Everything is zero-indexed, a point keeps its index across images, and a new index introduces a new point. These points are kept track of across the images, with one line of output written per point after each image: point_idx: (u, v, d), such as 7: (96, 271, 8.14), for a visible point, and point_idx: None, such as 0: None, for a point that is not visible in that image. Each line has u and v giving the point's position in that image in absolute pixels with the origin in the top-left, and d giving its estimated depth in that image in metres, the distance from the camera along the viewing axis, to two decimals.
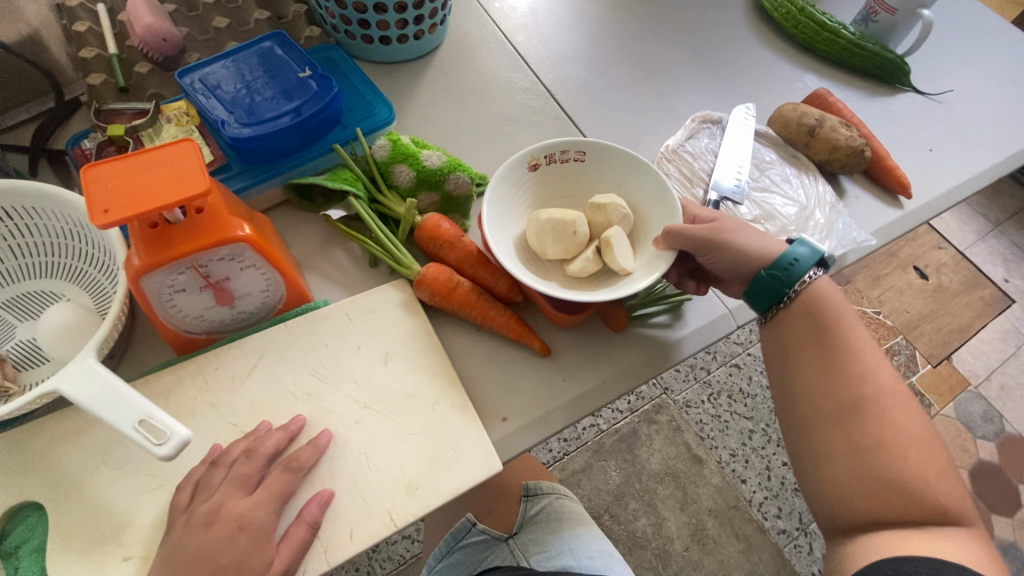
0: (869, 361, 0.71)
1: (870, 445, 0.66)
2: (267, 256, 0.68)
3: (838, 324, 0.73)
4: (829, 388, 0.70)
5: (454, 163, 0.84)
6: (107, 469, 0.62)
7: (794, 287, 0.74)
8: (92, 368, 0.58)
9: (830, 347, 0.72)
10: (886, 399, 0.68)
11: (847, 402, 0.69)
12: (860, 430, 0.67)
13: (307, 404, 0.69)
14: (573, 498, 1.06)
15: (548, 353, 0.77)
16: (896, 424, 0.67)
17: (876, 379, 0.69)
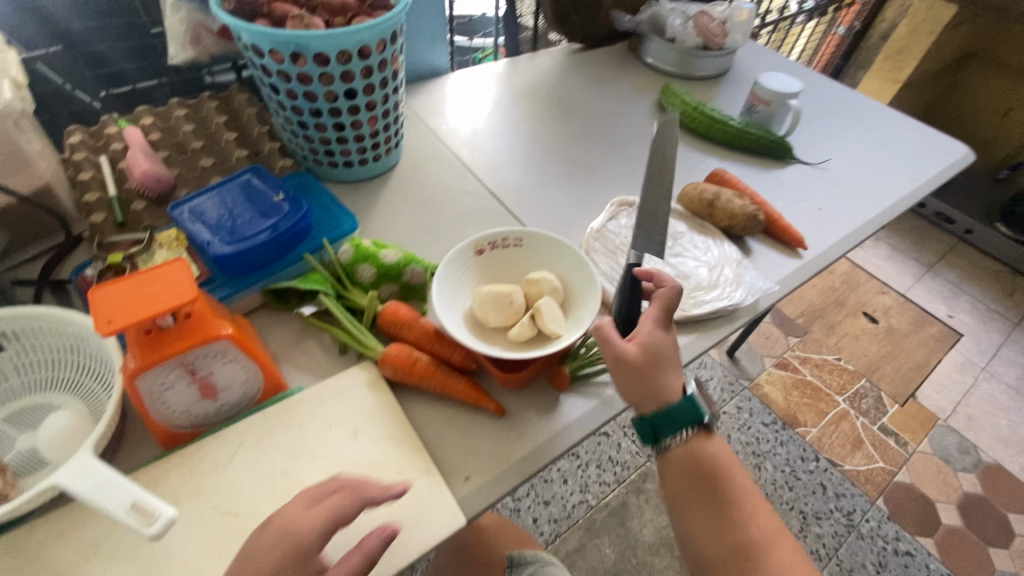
0: (746, 504, 0.77)
1: (746, 545, 0.74)
2: (247, 351, 0.79)
3: (717, 472, 0.78)
4: (718, 539, 0.75)
5: (409, 258, 0.99)
6: (97, 561, 0.67)
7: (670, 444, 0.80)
8: (87, 463, 0.65)
9: (713, 501, 0.77)
10: (747, 502, 0.77)
11: (733, 552, 0.74)
12: (741, 539, 0.74)
13: (284, 481, 0.76)
14: (558, 559, 1.03)
15: (502, 415, 0.86)
16: (760, 526, 0.76)
17: (757, 524, 0.76)
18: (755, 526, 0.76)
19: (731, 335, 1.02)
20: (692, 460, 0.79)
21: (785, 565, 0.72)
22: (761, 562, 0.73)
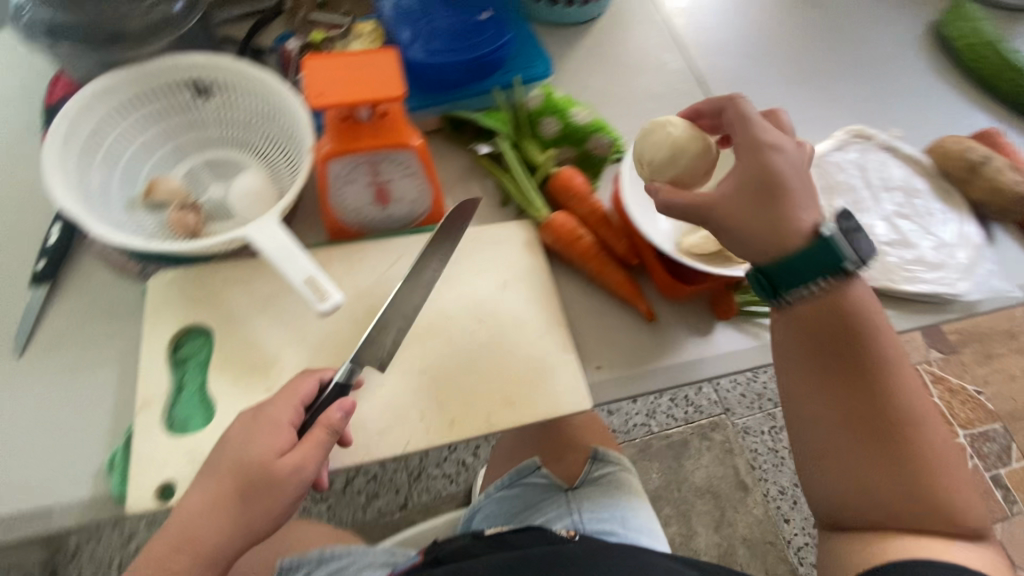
0: (875, 323, 0.64)
1: (909, 403, 0.62)
2: (427, 168, 0.76)
3: (861, 315, 0.63)
4: (858, 354, 0.62)
5: (599, 124, 0.87)
6: (266, 316, 0.73)
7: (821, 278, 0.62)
8: (273, 227, 0.68)
9: (853, 337, 0.62)
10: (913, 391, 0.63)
11: (855, 362, 0.62)
12: (931, 446, 0.61)
13: (431, 306, 0.77)
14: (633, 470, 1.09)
15: (652, 320, 0.79)
16: (913, 397, 0.62)
17: (894, 364, 0.63)
18: (908, 395, 0.62)
19: (933, 327, 0.86)
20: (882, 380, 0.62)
21: (936, 457, 0.61)
22: (906, 466, 0.60)
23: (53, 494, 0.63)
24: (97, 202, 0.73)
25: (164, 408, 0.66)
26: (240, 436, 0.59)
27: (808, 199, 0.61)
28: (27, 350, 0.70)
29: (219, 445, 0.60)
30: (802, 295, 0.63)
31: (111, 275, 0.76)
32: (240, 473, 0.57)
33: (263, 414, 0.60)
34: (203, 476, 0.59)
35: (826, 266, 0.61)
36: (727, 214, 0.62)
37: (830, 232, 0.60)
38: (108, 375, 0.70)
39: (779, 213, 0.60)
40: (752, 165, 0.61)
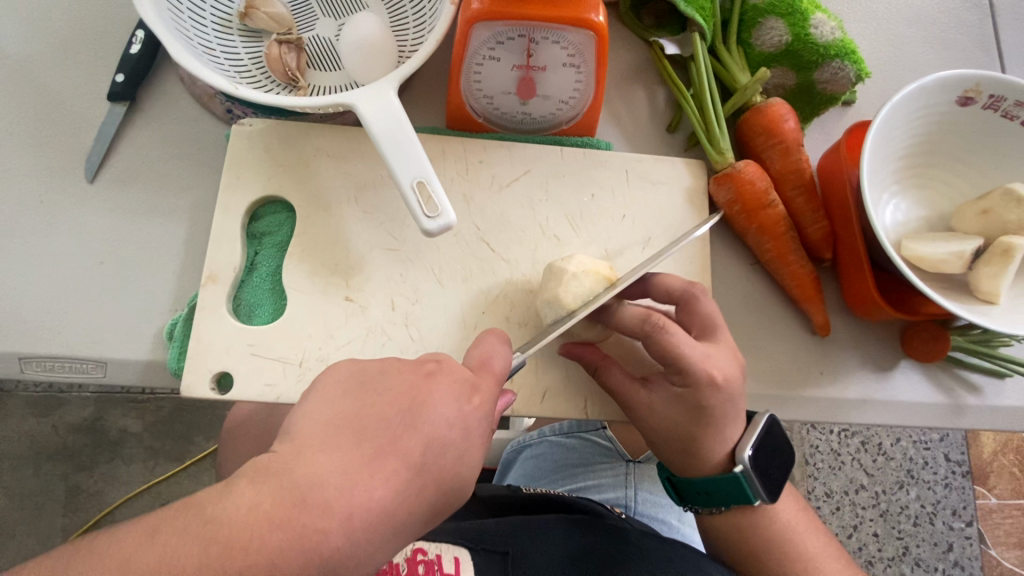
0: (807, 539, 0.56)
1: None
2: (597, 61, 0.56)
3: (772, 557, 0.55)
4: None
5: (847, 47, 0.61)
6: (358, 207, 0.60)
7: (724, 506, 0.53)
8: (388, 96, 0.52)
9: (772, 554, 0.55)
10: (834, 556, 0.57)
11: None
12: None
13: (551, 246, 0.61)
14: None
15: (822, 335, 0.61)
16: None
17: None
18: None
19: None
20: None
21: None
22: None
23: (114, 345, 0.58)
24: (185, 11, 0.57)
25: (231, 287, 0.57)
26: (450, 421, 0.38)
27: (739, 411, 0.51)
28: (100, 175, 0.62)
29: (412, 411, 0.38)
30: (709, 510, 0.55)
31: (196, 110, 0.64)
32: (440, 488, 0.37)
33: (479, 403, 0.40)
34: (382, 454, 0.36)
35: (728, 500, 0.53)
36: (658, 435, 0.52)
37: (742, 470, 0.51)
38: (183, 229, 0.62)
39: (695, 454, 0.51)
40: (677, 404, 0.51)
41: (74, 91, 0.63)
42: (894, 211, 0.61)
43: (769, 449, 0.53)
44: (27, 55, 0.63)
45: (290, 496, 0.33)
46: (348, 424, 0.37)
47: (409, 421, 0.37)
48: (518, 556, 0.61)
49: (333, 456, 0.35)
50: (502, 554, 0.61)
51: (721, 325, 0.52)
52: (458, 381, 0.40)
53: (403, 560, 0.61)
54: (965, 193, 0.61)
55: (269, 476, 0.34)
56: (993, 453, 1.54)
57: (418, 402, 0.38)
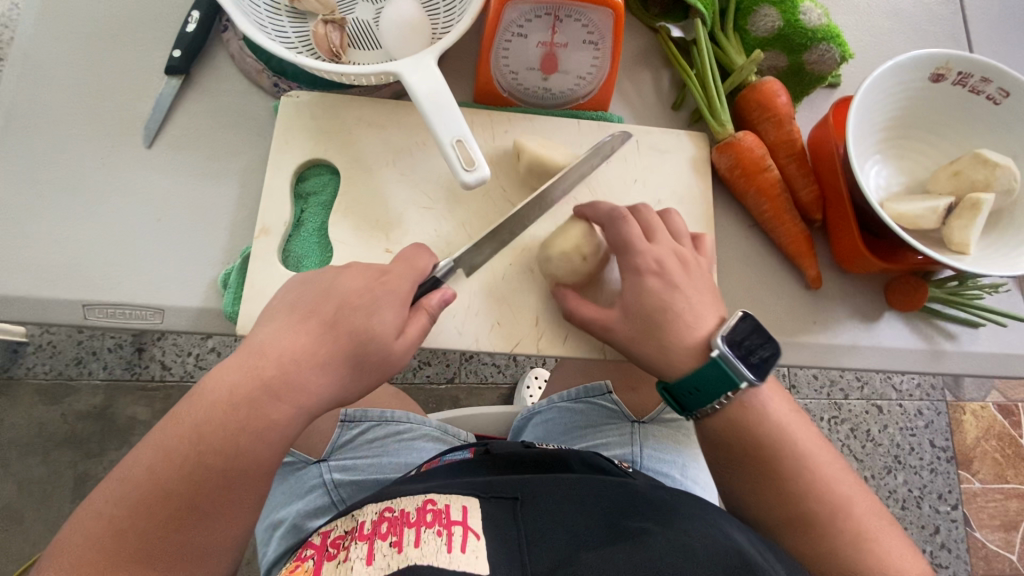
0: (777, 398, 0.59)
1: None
2: (613, 38, 0.63)
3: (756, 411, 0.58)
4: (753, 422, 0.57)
5: (832, 31, 0.69)
6: (396, 170, 0.66)
7: (723, 396, 0.56)
8: (428, 63, 0.58)
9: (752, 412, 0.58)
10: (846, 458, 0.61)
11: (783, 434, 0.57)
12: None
13: (570, 206, 0.68)
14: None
15: (814, 287, 0.68)
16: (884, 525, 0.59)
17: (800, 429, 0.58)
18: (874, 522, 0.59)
19: None
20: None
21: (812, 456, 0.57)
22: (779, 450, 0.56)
23: (171, 293, 0.63)
24: None
25: (281, 240, 0.63)
26: (361, 291, 0.53)
27: (705, 299, 0.60)
28: (156, 142, 0.67)
29: (332, 288, 0.53)
30: (712, 409, 0.57)
31: (245, 85, 0.70)
32: (358, 338, 0.51)
33: (388, 280, 0.54)
34: (307, 317, 0.52)
35: (717, 386, 0.56)
36: (632, 338, 0.59)
37: (719, 353, 0.55)
38: (233, 190, 0.67)
39: (670, 345, 0.57)
40: (638, 297, 0.59)
41: (133, 67, 0.69)
42: (878, 176, 0.68)
43: (751, 336, 0.57)
44: (87, 33, 0.69)
45: (246, 350, 0.50)
46: (293, 302, 0.53)
47: (328, 293, 0.53)
48: (529, 499, 0.62)
49: (274, 323, 0.52)
50: (512, 499, 0.63)
51: (659, 228, 0.62)
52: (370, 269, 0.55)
53: (414, 508, 0.61)
54: (939, 161, 0.69)
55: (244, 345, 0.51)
56: (975, 439, 1.62)
57: (337, 280, 0.54)
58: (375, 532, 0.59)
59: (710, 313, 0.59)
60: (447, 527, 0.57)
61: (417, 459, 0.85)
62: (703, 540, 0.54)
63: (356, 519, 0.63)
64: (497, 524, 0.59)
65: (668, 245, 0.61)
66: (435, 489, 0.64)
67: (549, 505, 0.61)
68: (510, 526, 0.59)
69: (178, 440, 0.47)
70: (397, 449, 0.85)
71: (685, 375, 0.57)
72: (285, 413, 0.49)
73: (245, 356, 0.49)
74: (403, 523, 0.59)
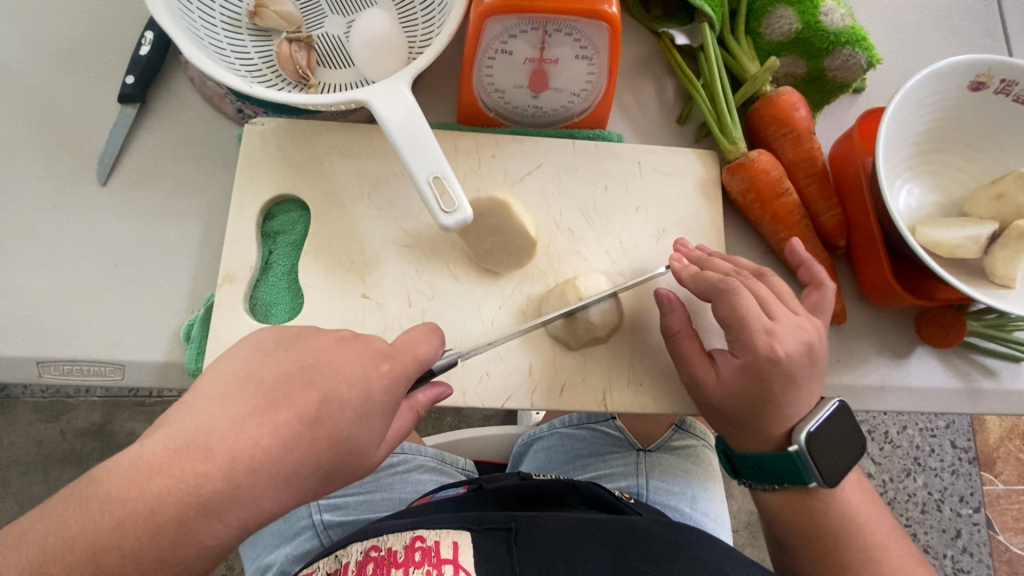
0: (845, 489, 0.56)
1: None
2: (609, 52, 0.56)
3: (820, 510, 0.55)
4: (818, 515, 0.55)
5: (857, 34, 0.61)
6: (372, 205, 0.60)
7: (776, 482, 0.54)
8: (398, 87, 0.52)
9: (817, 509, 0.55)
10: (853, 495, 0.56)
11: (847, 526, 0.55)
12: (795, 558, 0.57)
13: (565, 239, 0.61)
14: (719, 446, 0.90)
15: (838, 322, 0.61)
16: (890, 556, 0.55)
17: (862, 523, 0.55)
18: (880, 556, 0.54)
19: None
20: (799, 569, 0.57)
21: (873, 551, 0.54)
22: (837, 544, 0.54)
23: (130, 347, 0.58)
24: (195, 10, 0.57)
25: (248, 287, 0.58)
26: (354, 382, 0.42)
27: (810, 388, 0.52)
28: (111, 178, 0.61)
29: (318, 369, 0.41)
30: (764, 486, 0.56)
31: (207, 111, 0.64)
32: (337, 446, 0.40)
33: (387, 370, 0.44)
34: (276, 405, 0.39)
35: (785, 478, 0.53)
36: (720, 410, 0.53)
37: (796, 450, 0.51)
38: (197, 230, 0.62)
39: (760, 429, 0.52)
40: (755, 383, 0.51)
41: (83, 95, 0.63)
42: (908, 197, 0.61)
43: (836, 436, 0.53)
44: (36, 59, 0.63)
45: (178, 442, 0.36)
46: (251, 374, 0.40)
47: (310, 378, 0.41)
48: (524, 529, 0.58)
49: (229, 405, 0.38)
50: (507, 530, 0.58)
51: (774, 302, 0.53)
52: (372, 350, 0.44)
53: (401, 546, 0.57)
54: (978, 177, 0.61)
55: (176, 419, 0.37)
56: (999, 439, 1.55)
57: (325, 360, 0.42)
58: (360, 574, 0.56)
59: (811, 398, 0.53)
60: (436, 567, 0.54)
61: (412, 493, 0.81)
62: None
63: (339, 560, 0.59)
64: (489, 562, 0.55)
65: (774, 317, 0.52)
66: (424, 522, 0.59)
67: (547, 539, 0.57)
68: (503, 563, 0.55)
69: (64, 558, 0.34)
70: (391, 484, 0.81)
71: (751, 451, 0.54)
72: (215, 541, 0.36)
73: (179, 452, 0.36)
74: (391, 563, 0.56)
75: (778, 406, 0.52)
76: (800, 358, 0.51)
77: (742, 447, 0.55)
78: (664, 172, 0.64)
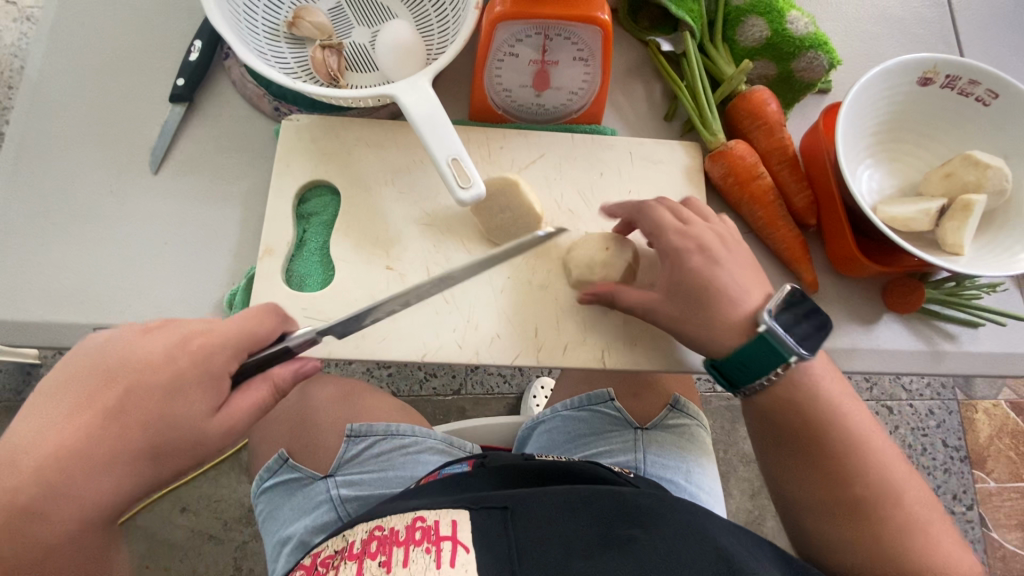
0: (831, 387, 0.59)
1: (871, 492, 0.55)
2: (603, 54, 0.64)
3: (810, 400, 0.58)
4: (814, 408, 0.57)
5: (820, 39, 0.69)
6: (394, 189, 0.68)
7: (767, 374, 0.57)
8: (419, 83, 0.60)
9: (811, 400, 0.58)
10: (862, 415, 0.58)
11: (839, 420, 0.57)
12: (797, 463, 0.58)
13: (566, 219, 0.69)
14: (709, 425, 0.95)
15: (812, 291, 0.68)
16: (898, 472, 0.56)
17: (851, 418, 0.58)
18: (889, 468, 0.56)
19: None
20: (798, 475, 0.58)
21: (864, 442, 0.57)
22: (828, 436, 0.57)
23: (178, 315, 0.65)
24: (241, 21, 0.66)
25: (285, 260, 0.65)
26: (204, 351, 0.47)
27: (753, 277, 0.60)
28: (161, 168, 0.69)
29: (171, 343, 0.47)
30: (758, 387, 0.58)
31: (247, 109, 0.72)
32: (180, 415, 0.45)
33: (230, 341, 0.48)
34: (144, 378, 0.45)
35: (771, 363, 0.56)
36: (678, 315, 0.59)
37: (765, 328, 0.56)
38: (237, 213, 0.69)
39: (716, 316, 0.58)
40: (684, 272, 0.59)
41: (138, 96, 0.71)
42: (870, 180, 0.69)
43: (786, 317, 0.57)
44: (98, 64, 0.71)
45: (74, 408, 0.44)
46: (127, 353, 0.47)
47: (167, 351, 0.46)
48: (519, 508, 0.61)
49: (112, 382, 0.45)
50: (502, 509, 0.61)
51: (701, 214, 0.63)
52: (224, 328, 0.49)
53: (403, 526, 0.59)
54: (932, 162, 0.69)
55: (155, 327, 0.48)
56: (988, 437, 1.59)
57: (177, 337, 0.48)
58: (364, 551, 0.58)
59: (758, 287, 0.59)
60: (436, 543, 0.56)
61: (422, 473, 0.83)
62: (683, 543, 0.57)
63: (345, 538, 0.62)
64: (487, 537, 0.58)
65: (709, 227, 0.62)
66: (425, 504, 0.62)
67: (540, 518, 0.60)
68: (501, 537, 0.58)
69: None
70: (402, 463, 0.84)
71: (731, 353, 0.58)
72: (137, 476, 0.44)
73: (180, 348, 0.47)
74: (392, 542, 0.58)
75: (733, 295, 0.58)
76: (720, 246, 0.60)
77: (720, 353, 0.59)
78: (654, 160, 0.72)
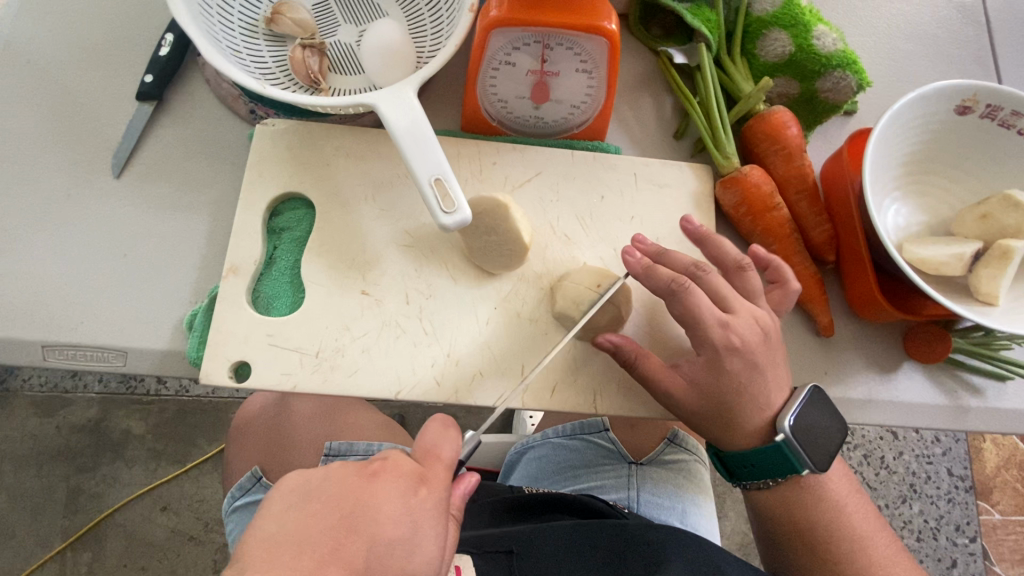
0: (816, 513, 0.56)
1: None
2: (608, 67, 0.58)
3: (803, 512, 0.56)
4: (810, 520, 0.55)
5: (849, 57, 0.63)
6: (375, 206, 0.62)
7: (773, 478, 0.56)
8: (403, 93, 0.54)
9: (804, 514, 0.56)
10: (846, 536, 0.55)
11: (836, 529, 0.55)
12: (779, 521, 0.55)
13: (562, 246, 0.63)
14: (707, 460, 0.89)
15: (826, 335, 0.62)
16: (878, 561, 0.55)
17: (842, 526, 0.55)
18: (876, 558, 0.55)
19: None
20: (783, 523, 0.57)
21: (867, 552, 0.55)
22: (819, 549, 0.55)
23: (135, 335, 0.59)
24: (215, 16, 0.60)
25: (251, 279, 0.59)
26: (399, 516, 0.39)
27: (778, 380, 0.56)
28: (125, 172, 0.64)
29: (357, 514, 0.38)
30: (759, 486, 0.57)
31: (221, 111, 0.67)
32: None
33: (427, 492, 0.41)
34: (328, 561, 0.36)
35: (779, 470, 0.55)
36: (696, 413, 0.56)
37: (783, 437, 0.54)
38: (205, 225, 0.64)
39: (739, 422, 0.55)
40: (714, 380, 0.55)
41: (106, 91, 0.65)
42: (896, 216, 0.63)
43: (814, 421, 0.55)
44: (65, 54, 0.65)
45: None
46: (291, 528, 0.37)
47: (353, 524, 0.37)
48: (524, 553, 0.58)
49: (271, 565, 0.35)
50: (507, 553, 0.58)
51: (731, 298, 0.56)
52: (403, 475, 0.41)
53: None
54: (964, 199, 0.63)
55: (382, 472, 0.41)
56: (995, 468, 1.53)
57: (362, 502, 0.38)
58: None
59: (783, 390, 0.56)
60: None
61: None
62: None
63: None
64: None
65: (739, 324, 0.55)
66: None
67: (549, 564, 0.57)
68: None
69: None
70: None
71: (742, 450, 0.56)
72: None
73: (418, 499, 0.40)
74: None
75: (750, 401, 0.55)
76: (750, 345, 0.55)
77: (731, 446, 0.57)
78: (660, 184, 0.66)
